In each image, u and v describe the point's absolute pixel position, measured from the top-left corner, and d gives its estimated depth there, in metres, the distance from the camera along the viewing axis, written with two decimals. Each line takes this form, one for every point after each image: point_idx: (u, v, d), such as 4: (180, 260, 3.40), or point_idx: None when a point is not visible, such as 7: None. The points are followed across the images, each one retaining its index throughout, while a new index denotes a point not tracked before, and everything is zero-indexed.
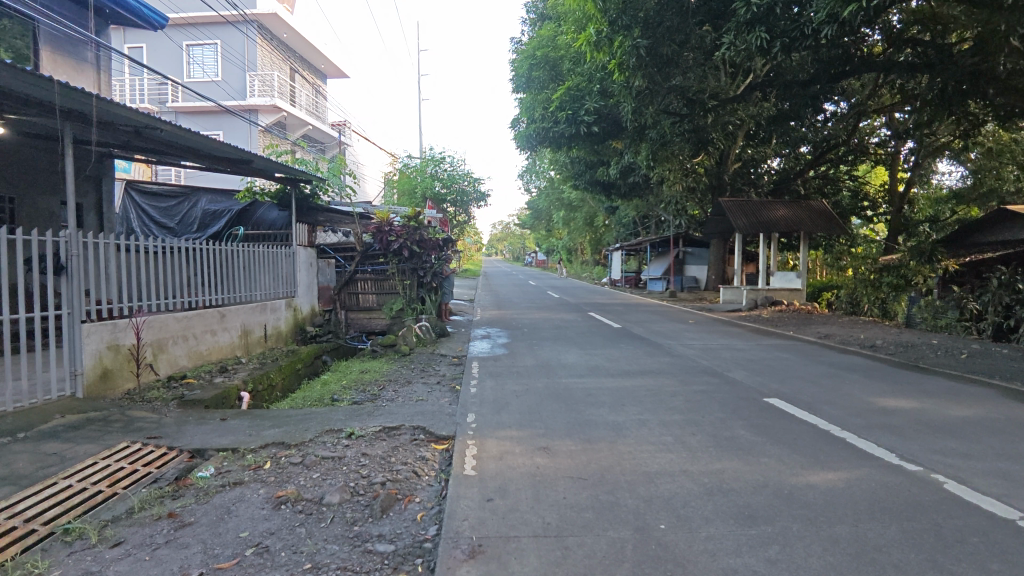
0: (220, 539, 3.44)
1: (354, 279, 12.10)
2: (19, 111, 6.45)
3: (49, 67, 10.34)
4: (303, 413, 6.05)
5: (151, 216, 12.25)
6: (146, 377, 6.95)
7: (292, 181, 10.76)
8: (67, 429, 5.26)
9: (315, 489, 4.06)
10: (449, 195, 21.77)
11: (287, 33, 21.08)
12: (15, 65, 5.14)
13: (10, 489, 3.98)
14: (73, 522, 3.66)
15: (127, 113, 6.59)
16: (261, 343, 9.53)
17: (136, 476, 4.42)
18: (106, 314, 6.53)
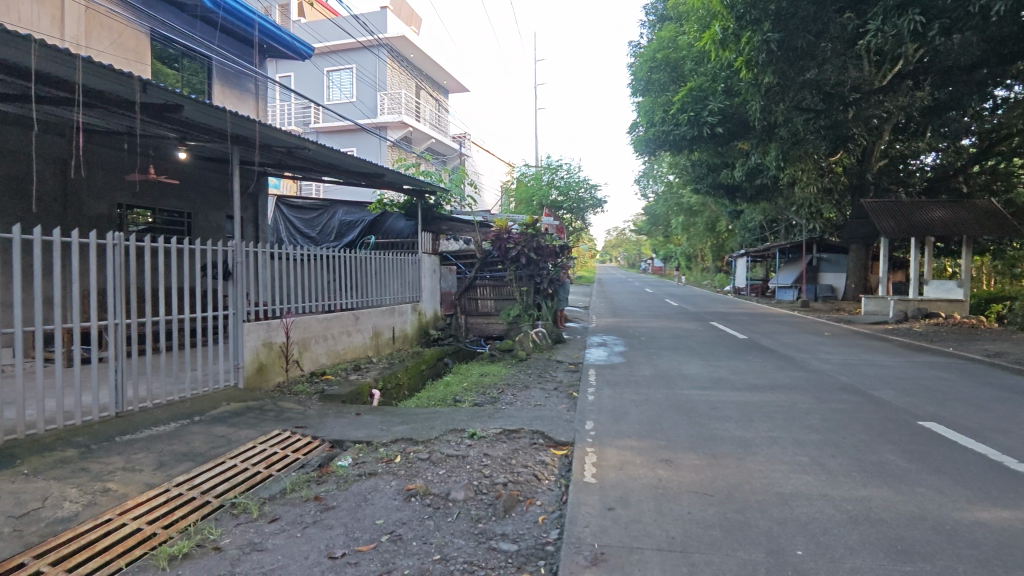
0: (359, 524, 3.73)
1: (474, 285, 12.45)
2: (197, 138, 7.44)
3: (220, 100, 11.85)
4: (428, 412, 6.37)
5: (296, 228, 13.69)
6: (293, 372, 7.72)
7: (418, 193, 11.43)
8: (231, 415, 5.98)
9: (442, 485, 4.26)
10: (565, 202, 21.82)
11: (414, 53, 22.44)
12: (197, 99, 5.99)
13: (188, 465, 4.60)
14: (237, 498, 4.15)
15: (282, 135, 7.40)
16: (389, 345, 10.20)
17: (287, 461, 4.92)
18: (262, 315, 7.33)
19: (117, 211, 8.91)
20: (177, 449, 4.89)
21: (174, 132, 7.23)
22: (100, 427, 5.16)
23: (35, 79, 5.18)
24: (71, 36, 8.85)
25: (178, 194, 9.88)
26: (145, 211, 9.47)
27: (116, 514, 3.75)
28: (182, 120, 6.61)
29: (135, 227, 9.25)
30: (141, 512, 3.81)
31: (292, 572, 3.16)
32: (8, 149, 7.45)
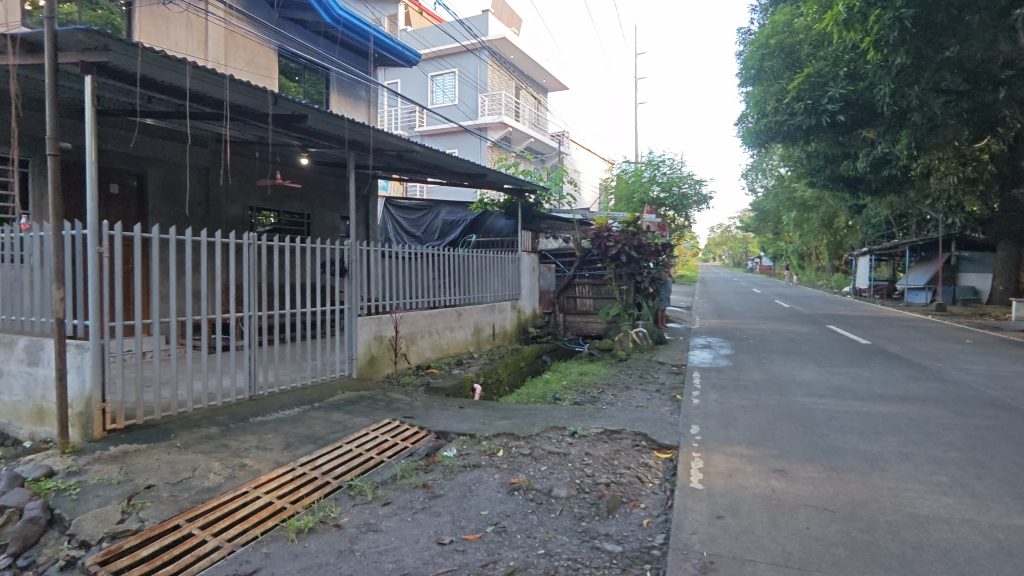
0: (465, 513, 3.86)
1: (573, 283, 12.50)
2: (319, 145, 8.01)
3: (336, 108, 12.67)
4: (528, 408, 6.45)
5: (403, 227, 14.39)
6: (401, 364, 8.14)
7: (519, 193, 11.60)
8: (346, 403, 6.41)
9: (544, 481, 4.31)
10: (669, 199, 21.17)
11: (515, 54, 22.74)
12: (320, 109, 6.47)
13: (311, 447, 4.99)
14: (354, 480, 4.44)
15: (394, 139, 7.82)
16: (490, 340, 10.47)
17: (397, 448, 5.20)
18: (374, 309, 7.78)
19: (249, 213, 9.78)
20: (301, 432, 5.31)
21: (299, 140, 7.85)
22: (236, 408, 5.73)
23: (186, 97, 5.83)
24: (213, 56, 9.86)
25: (300, 197, 10.71)
26: (271, 213, 10.31)
27: (251, 487, 4.15)
28: (306, 129, 7.16)
29: (262, 227, 10.12)
30: (272, 487, 4.19)
31: (404, 553, 3.34)
32: (163, 160, 8.42)
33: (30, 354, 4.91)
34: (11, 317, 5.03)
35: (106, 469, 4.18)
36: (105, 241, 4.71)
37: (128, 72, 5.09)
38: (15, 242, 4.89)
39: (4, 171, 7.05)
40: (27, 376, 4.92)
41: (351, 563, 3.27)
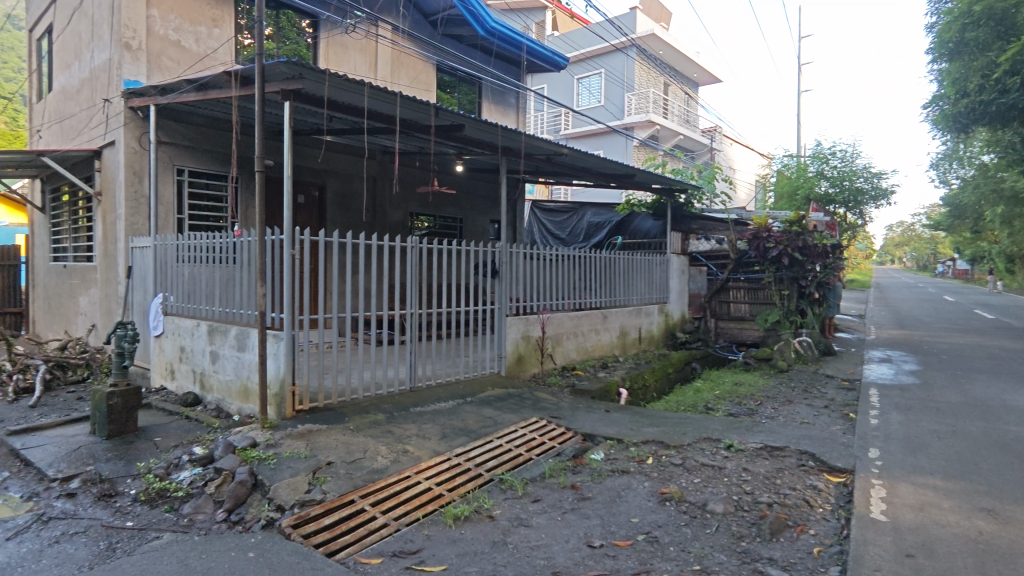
0: (614, 518, 3.82)
1: (726, 288, 11.85)
2: (473, 152, 8.42)
3: (488, 116, 13.20)
4: (678, 417, 6.20)
5: (548, 229, 14.61)
6: (547, 364, 8.30)
7: (668, 192, 11.24)
8: (496, 399, 6.66)
9: (698, 494, 4.11)
10: (839, 196, 19.12)
11: (663, 50, 22.04)
12: (476, 118, 6.81)
13: (465, 439, 5.25)
14: (505, 474, 4.60)
15: (544, 144, 8.00)
16: (636, 344, 10.25)
17: (545, 447, 5.29)
18: (523, 310, 8.00)
19: (409, 218, 10.57)
20: (456, 425, 5.62)
21: (455, 148, 8.33)
22: (398, 398, 6.23)
23: (362, 114, 6.48)
24: (382, 75, 10.81)
25: (454, 202, 11.36)
26: (428, 218, 11.03)
27: (414, 472, 4.48)
28: (463, 138, 7.58)
29: (420, 231, 10.88)
30: (431, 474, 4.49)
31: (555, 552, 3.39)
32: (340, 172, 9.41)
33: (239, 341, 5.77)
34: (225, 309, 5.95)
35: (296, 444, 4.77)
36: (297, 244, 5.40)
37: (316, 95, 5.78)
38: (230, 246, 5.78)
39: (220, 186, 8.36)
40: (236, 360, 5.79)
41: (504, 554, 3.38)
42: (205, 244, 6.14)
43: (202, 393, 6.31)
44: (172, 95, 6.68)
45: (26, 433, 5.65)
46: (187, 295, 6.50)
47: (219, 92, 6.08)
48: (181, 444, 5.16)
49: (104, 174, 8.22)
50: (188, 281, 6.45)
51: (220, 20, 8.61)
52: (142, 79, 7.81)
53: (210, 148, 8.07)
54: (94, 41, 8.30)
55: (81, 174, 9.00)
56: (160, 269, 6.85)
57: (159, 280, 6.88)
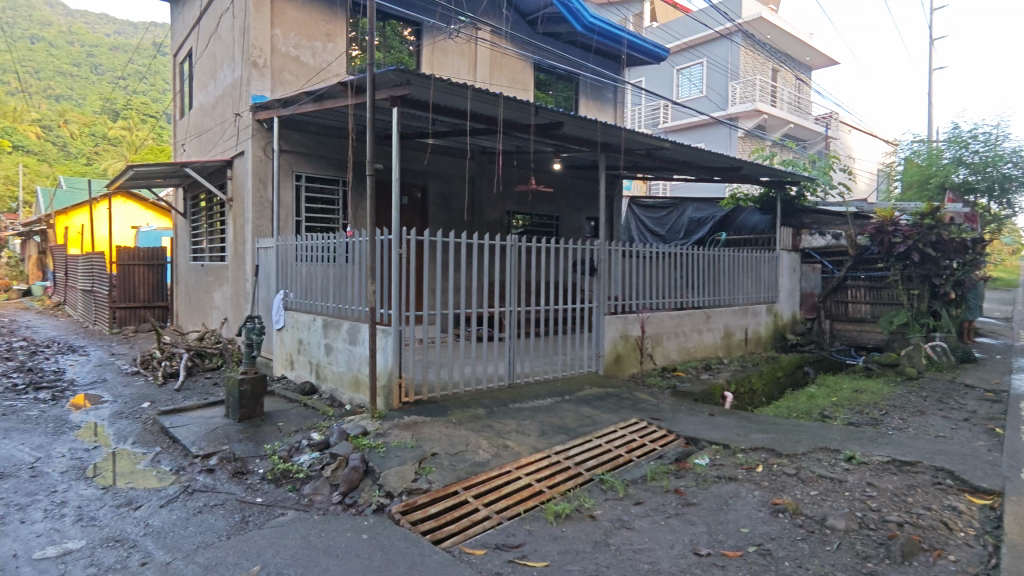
0: (723, 527, 3.65)
1: (844, 287, 10.86)
2: (571, 149, 8.38)
3: (585, 113, 13.11)
4: (791, 424, 5.82)
5: (646, 226, 14.24)
6: (647, 364, 8.11)
7: (778, 185, 10.64)
8: (594, 399, 6.60)
9: (815, 508, 3.83)
10: (981, 184, 16.81)
11: (772, 33, 20.76)
12: (575, 115, 6.78)
13: (564, 437, 5.24)
14: (605, 474, 4.55)
15: (644, 138, 7.81)
16: (742, 346, 9.75)
17: (646, 449, 5.17)
18: (621, 309, 7.87)
19: (506, 217, 10.73)
20: (554, 422, 5.63)
21: (553, 146, 8.34)
22: (497, 393, 6.35)
23: (464, 117, 6.65)
24: (481, 77, 11.03)
25: (551, 200, 11.38)
26: (524, 216, 11.12)
27: (514, 467, 4.54)
28: (561, 135, 7.57)
29: (517, 229, 11.01)
30: (531, 470, 4.54)
31: (660, 557, 3.30)
32: (441, 173, 9.73)
33: (351, 335, 6.14)
34: (339, 305, 6.35)
35: (402, 435, 5.00)
36: (404, 243, 5.65)
37: (422, 100, 6.01)
38: (343, 246, 6.16)
39: (333, 190, 8.93)
40: (348, 352, 6.16)
41: (607, 555, 3.35)
42: (321, 244, 6.59)
43: (318, 382, 6.78)
44: (293, 107, 7.24)
45: (173, 413, 6.36)
46: (305, 292, 7.00)
47: (334, 102, 6.51)
48: (301, 429, 5.58)
49: (234, 181, 9.07)
50: (306, 279, 6.95)
51: (334, 35, 9.19)
52: (267, 93, 8.51)
53: (324, 154, 8.64)
54: (227, 61, 9.17)
55: (216, 182, 9.99)
56: (282, 268, 7.42)
57: (281, 278, 7.47)
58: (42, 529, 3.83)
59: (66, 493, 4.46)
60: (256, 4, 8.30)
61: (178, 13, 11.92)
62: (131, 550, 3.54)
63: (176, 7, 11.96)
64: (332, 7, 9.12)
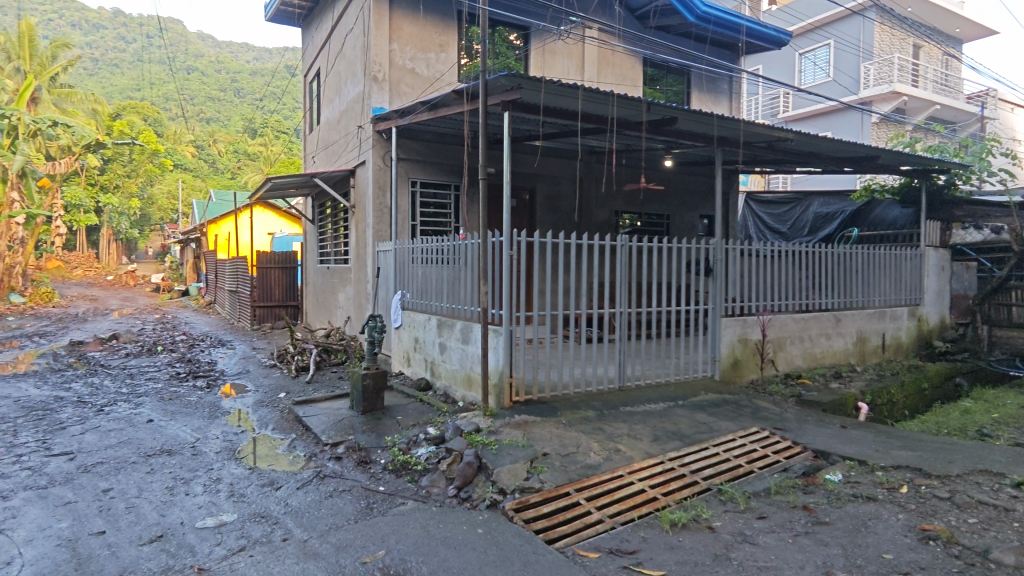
0: (861, 551, 3.34)
1: (1006, 288, 9.55)
2: (684, 144, 8.07)
3: (697, 106, 12.63)
4: (941, 441, 5.19)
5: (765, 223, 13.40)
6: (767, 370, 7.63)
7: (922, 174, 9.57)
8: (710, 405, 6.30)
9: (975, 538, 3.39)
10: None
11: (913, 6, 18.74)
12: (689, 109, 6.54)
13: (678, 444, 5.05)
14: (724, 485, 4.33)
15: (764, 129, 7.35)
16: (878, 353, 8.85)
17: (769, 461, 4.85)
18: (739, 311, 7.46)
19: (614, 217, 10.57)
20: (668, 428, 5.45)
21: (664, 142, 8.09)
22: (607, 396, 6.26)
23: (574, 117, 6.65)
24: (589, 76, 10.98)
25: (661, 198, 11.06)
26: (633, 216, 10.88)
27: (627, 472, 4.45)
28: (674, 131, 7.33)
29: (626, 229, 10.80)
30: (644, 476, 4.42)
31: None
32: (549, 175, 9.78)
33: (464, 334, 6.34)
34: (453, 305, 6.59)
35: (514, 433, 5.09)
36: (515, 245, 5.75)
37: (533, 103, 6.09)
38: (457, 248, 6.38)
39: (446, 195, 9.29)
40: (462, 351, 6.37)
41: (729, 569, 3.19)
42: (435, 247, 6.88)
43: (433, 379, 7.07)
44: (409, 116, 7.63)
45: (306, 404, 6.95)
46: (421, 292, 7.35)
47: (449, 110, 6.76)
48: (418, 424, 5.86)
49: (356, 189, 9.72)
50: (422, 280, 7.28)
51: (446, 45, 9.57)
52: (385, 105, 9.04)
53: (438, 161, 9.02)
54: (351, 77, 9.86)
55: (341, 191, 10.77)
56: (400, 270, 7.83)
57: (399, 279, 7.88)
58: (202, 501, 4.34)
59: (220, 471, 5.02)
60: (377, 22, 8.86)
61: (309, 36, 12.97)
62: (274, 526, 3.90)
63: (307, 30, 13.03)
64: (445, 20, 9.52)
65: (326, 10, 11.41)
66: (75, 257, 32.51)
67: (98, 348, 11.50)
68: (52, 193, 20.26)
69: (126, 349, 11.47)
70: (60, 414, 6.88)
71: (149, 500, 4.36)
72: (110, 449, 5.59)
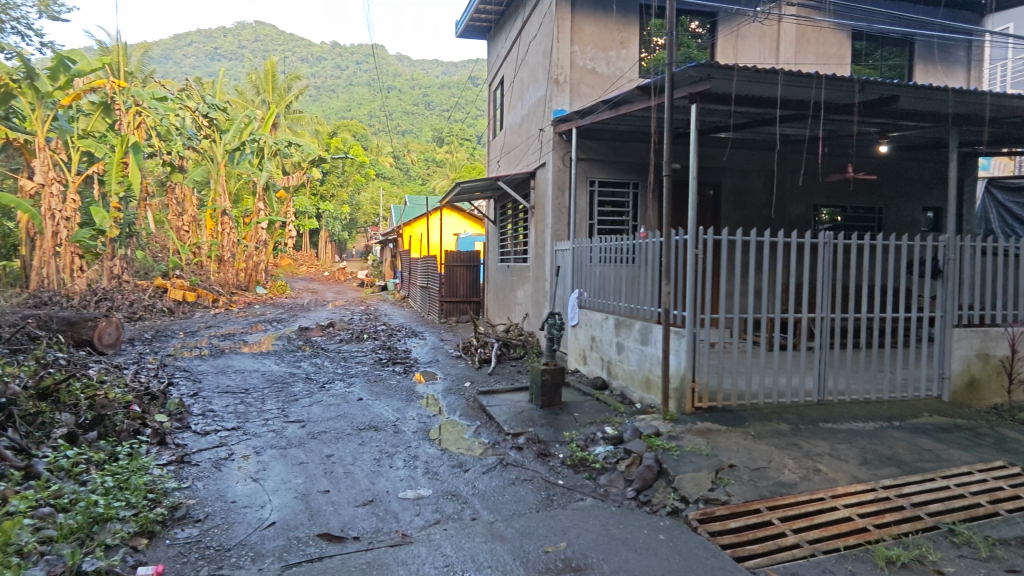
0: None
1: None
2: (906, 125, 6.98)
3: (922, 80, 10.83)
4: None
5: (1014, 215, 11.02)
6: (1019, 394, 6.29)
7: None
8: (937, 429, 5.37)
9: None
10: None
11: None
12: (916, 85, 5.66)
13: (894, 470, 4.40)
14: (957, 526, 3.67)
15: (1018, 100, 6.07)
16: None
17: (1022, 505, 3.99)
18: (978, 320, 6.25)
19: (813, 212, 9.53)
20: (881, 451, 4.77)
21: (879, 125, 7.09)
22: (805, 410, 5.66)
23: (770, 103, 6.12)
24: (785, 58, 10.05)
25: (871, 189, 9.71)
26: (834, 210, 9.72)
27: (830, 496, 4.00)
28: (893, 111, 6.38)
29: (826, 225, 9.68)
30: (852, 502, 3.93)
31: None
32: (735, 169, 9.15)
33: (643, 335, 6.21)
34: (631, 305, 6.50)
35: (697, 440, 4.87)
36: (701, 244, 5.46)
37: (724, 93, 5.75)
38: (637, 247, 6.27)
39: (624, 193, 9.19)
40: (640, 352, 6.26)
41: None
42: (614, 246, 6.84)
43: (610, 378, 7.05)
44: (591, 117, 7.67)
45: (488, 394, 7.39)
46: (599, 291, 7.35)
47: (631, 107, 6.68)
48: (595, 422, 5.89)
49: (537, 191, 10.05)
50: (600, 279, 7.29)
51: (627, 42, 9.48)
52: (566, 107, 9.21)
53: (617, 160, 8.96)
54: (533, 82, 10.24)
55: (522, 193, 11.21)
56: (578, 269, 7.92)
57: (577, 278, 7.98)
58: (403, 475, 4.85)
59: (417, 449, 5.56)
60: (560, 27, 9.07)
61: (494, 48, 13.76)
62: (464, 505, 4.22)
63: (493, 42, 13.83)
64: (626, 16, 9.44)
65: (510, 21, 12.01)
66: (302, 256, 38.56)
67: (320, 334, 13.48)
68: (287, 204, 23.74)
69: (341, 335, 13.29)
70: (294, 387, 8.21)
71: (362, 468, 5.01)
72: (331, 421, 6.53)
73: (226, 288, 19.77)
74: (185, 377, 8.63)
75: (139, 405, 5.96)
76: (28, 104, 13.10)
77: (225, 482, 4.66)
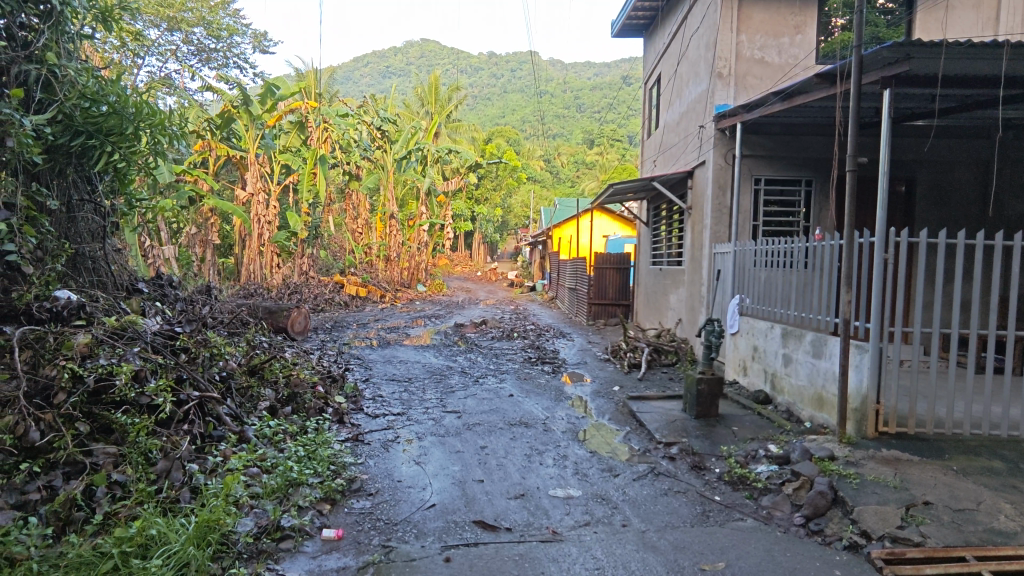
0: None
1: None
2: None
3: None
4: None
5: None
6: None
7: None
8: None
9: None
10: None
11: None
12: None
13: None
14: None
15: None
16: None
17: None
18: None
19: None
20: None
21: None
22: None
23: (991, 83, 5.19)
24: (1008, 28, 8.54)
25: None
26: None
27: None
28: None
29: None
30: None
31: None
32: (936, 161, 7.99)
33: (815, 347, 5.63)
34: (802, 313, 5.92)
35: (882, 470, 4.30)
36: (891, 247, 4.78)
37: (926, 75, 5.01)
38: (811, 250, 5.70)
39: (795, 192, 8.43)
40: (812, 365, 5.68)
41: None
42: (782, 248, 6.30)
43: (774, 392, 6.51)
44: (759, 110, 7.14)
45: (639, 400, 7.23)
46: (763, 297, 6.82)
47: (806, 97, 6.11)
48: (757, 438, 5.47)
49: (695, 191, 9.62)
50: (764, 284, 6.75)
51: (803, 25, 8.70)
52: (730, 101, 8.69)
53: (787, 155, 8.25)
54: (693, 77, 9.81)
55: (678, 193, 10.80)
56: (739, 273, 7.43)
57: (738, 283, 7.48)
58: (553, 473, 4.93)
59: (566, 448, 5.61)
60: (726, 17, 8.57)
61: (651, 45, 13.45)
62: (614, 510, 4.17)
63: (650, 39, 13.51)
64: None
65: (670, 16, 11.64)
66: (457, 257, 41.02)
67: (473, 330, 14.22)
68: (446, 207, 25.27)
69: (492, 332, 13.90)
70: (451, 380, 8.75)
71: (514, 463, 5.17)
72: (484, 414, 6.85)
73: (393, 286, 21.45)
74: (359, 364, 9.63)
75: (323, 386, 6.76)
76: (244, 125, 15.40)
77: (392, 463, 5.10)
